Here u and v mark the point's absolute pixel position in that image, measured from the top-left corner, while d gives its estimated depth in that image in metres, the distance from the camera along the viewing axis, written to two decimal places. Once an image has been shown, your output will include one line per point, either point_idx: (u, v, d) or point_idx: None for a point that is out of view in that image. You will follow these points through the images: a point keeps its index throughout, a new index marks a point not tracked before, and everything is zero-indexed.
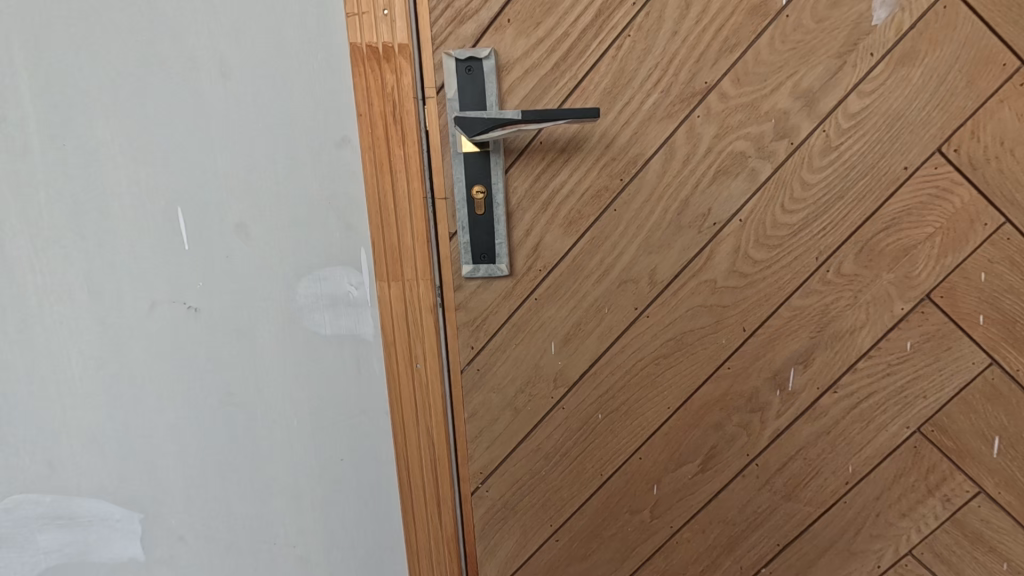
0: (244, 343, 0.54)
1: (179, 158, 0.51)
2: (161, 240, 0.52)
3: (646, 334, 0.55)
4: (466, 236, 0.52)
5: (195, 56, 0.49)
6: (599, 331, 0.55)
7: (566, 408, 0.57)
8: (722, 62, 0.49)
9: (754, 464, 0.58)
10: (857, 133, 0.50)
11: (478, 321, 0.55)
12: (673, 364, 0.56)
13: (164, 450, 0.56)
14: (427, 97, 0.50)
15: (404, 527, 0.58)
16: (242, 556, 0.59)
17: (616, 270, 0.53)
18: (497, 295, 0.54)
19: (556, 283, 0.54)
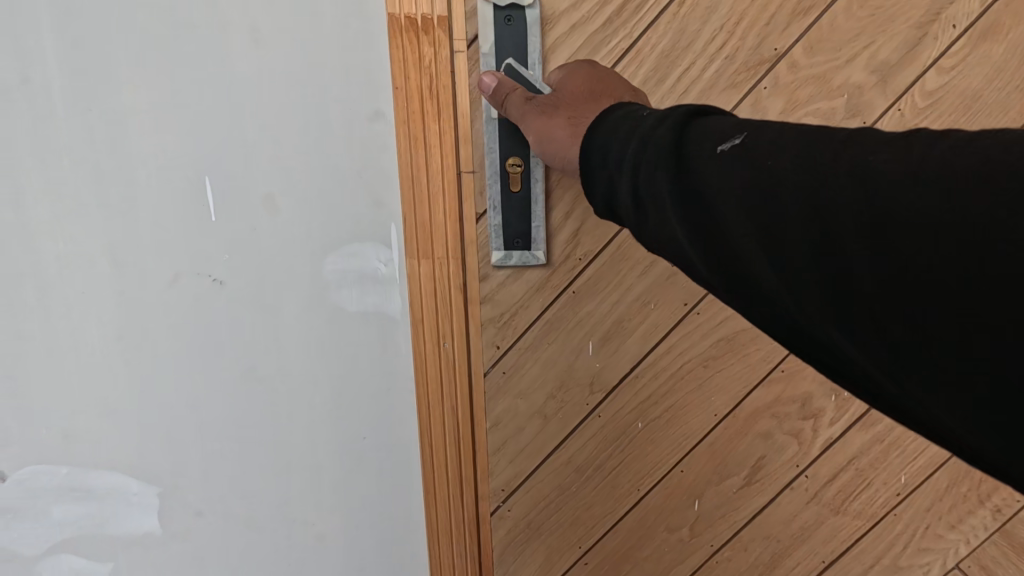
0: (268, 317, 0.53)
1: (205, 125, 0.50)
2: (188, 211, 0.51)
3: (694, 335, 0.58)
4: (496, 216, 0.53)
5: (225, 19, 0.48)
6: (642, 330, 0.58)
7: (603, 415, 0.60)
8: (793, 28, 0.53)
9: (804, 476, 0.62)
10: (929, 113, 0.55)
11: (509, 309, 0.56)
12: (721, 365, 0.59)
13: (182, 423, 0.55)
14: (456, 50, 0.50)
15: (427, 524, 0.58)
16: (261, 535, 0.58)
17: (664, 263, 0.56)
18: (527, 287, 0.56)
19: (594, 278, 0.56)
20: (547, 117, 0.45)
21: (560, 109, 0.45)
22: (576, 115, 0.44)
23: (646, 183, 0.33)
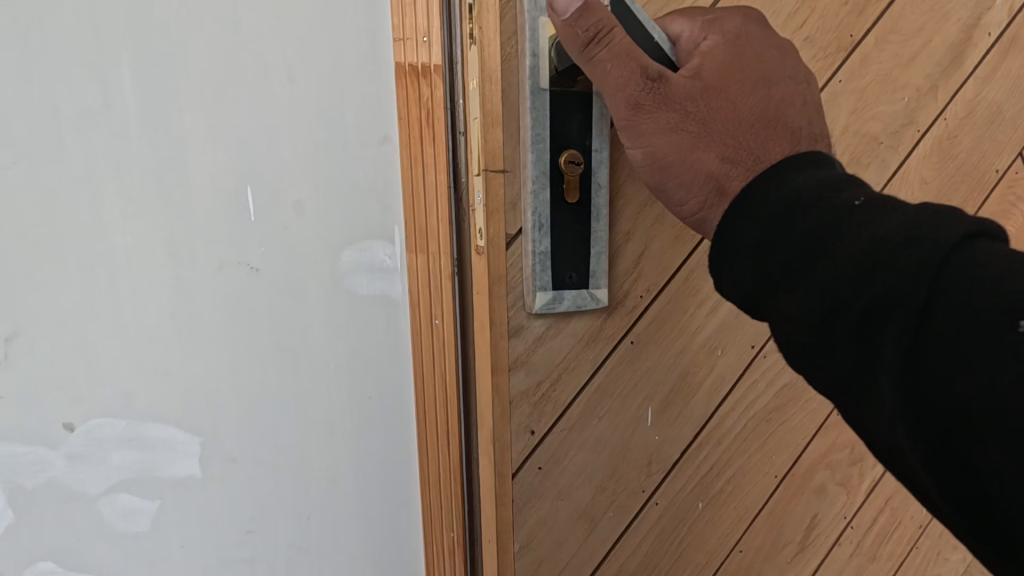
0: (294, 299, 0.67)
1: (249, 145, 0.63)
2: (233, 213, 0.64)
3: (738, 409, 0.77)
4: (540, 242, 0.61)
5: (267, 62, 0.61)
6: (704, 392, 0.74)
7: (659, 501, 0.74)
8: (863, 19, 0.79)
9: (851, 527, 0.91)
10: (968, 117, 0.89)
11: (541, 363, 0.65)
12: (779, 419, 0.80)
13: (220, 385, 0.68)
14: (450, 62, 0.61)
15: (420, 493, 0.74)
16: (282, 477, 0.71)
17: (715, 318, 0.73)
18: (571, 334, 0.66)
19: (646, 333, 0.70)
20: (687, 135, 0.57)
21: (685, 123, 0.56)
22: (722, 139, 0.56)
23: (944, 342, 0.39)
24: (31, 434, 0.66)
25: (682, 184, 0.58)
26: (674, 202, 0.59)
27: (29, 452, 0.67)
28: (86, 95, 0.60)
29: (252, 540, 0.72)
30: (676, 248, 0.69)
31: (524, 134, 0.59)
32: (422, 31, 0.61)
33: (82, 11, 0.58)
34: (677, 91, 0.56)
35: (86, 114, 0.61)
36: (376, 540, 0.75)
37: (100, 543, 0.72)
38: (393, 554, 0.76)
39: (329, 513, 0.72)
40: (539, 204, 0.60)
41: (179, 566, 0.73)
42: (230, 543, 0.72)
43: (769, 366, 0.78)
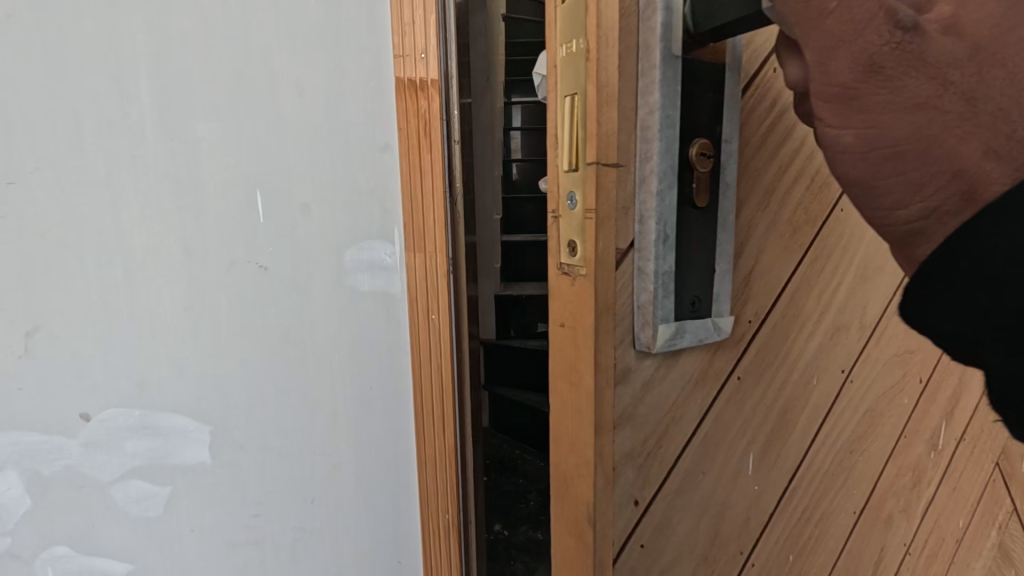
0: (301, 294, 0.72)
1: (261, 150, 0.68)
2: (244, 214, 0.69)
3: (823, 447, 0.83)
4: (664, 264, 0.57)
5: (279, 76, 0.67)
6: (796, 434, 0.79)
7: (755, 559, 0.77)
8: None
9: (910, 553, 1.03)
10: None
11: (649, 395, 0.62)
12: (857, 450, 0.89)
13: (231, 376, 0.73)
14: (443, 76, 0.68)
15: (419, 482, 0.78)
16: (288, 462, 0.75)
17: (805, 362, 0.78)
18: (682, 377, 0.65)
19: (746, 378, 0.71)
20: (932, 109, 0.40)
21: (935, 97, 0.40)
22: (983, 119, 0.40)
23: None
24: (50, 425, 0.70)
25: (907, 183, 0.42)
26: (880, 204, 0.44)
27: (45, 441, 0.71)
28: (107, 107, 0.65)
29: (258, 522, 0.77)
30: (779, 264, 0.72)
31: (652, 122, 0.55)
32: (421, 48, 0.68)
33: (106, 29, 0.63)
34: (933, 51, 0.40)
35: (107, 123, 0.65)
36: (376, 522, 0.79)
37: (115, 528, 0.76)
38: (390, 535, 0.80)
39: (331, 495, 0.77)
40: (663, 207, 0.56)
41: (190, 548, 0.78)
42: (238, 526, 0.77)
43: (853, 390, 0.85)
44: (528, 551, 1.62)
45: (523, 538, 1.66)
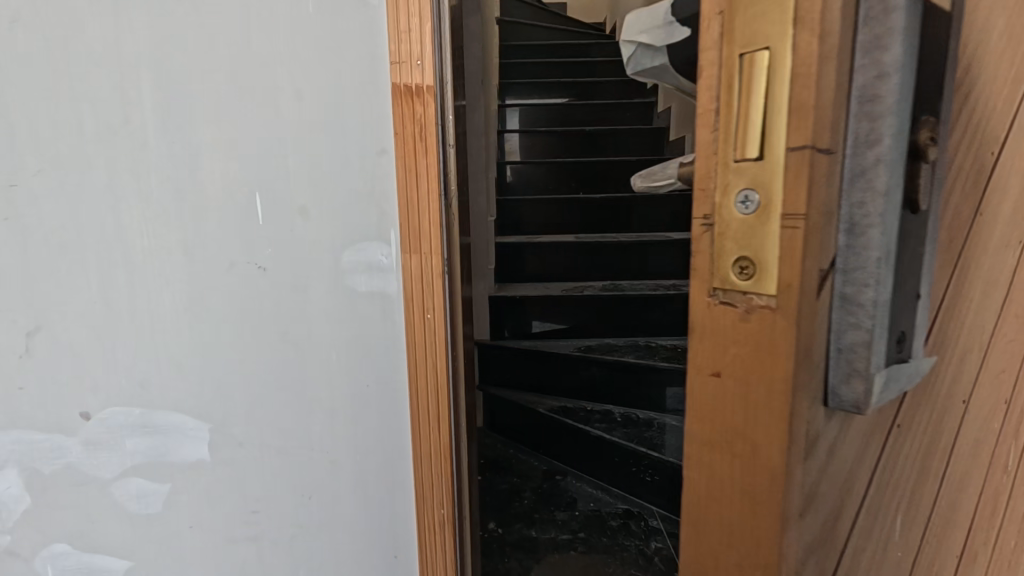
0: (300, 294, 0.73)
1: (261, 154, 0.69)
2: (243, 216, 0.71)
3: (969, 499, 0.60)
4: (885, 284, 0.32)
5: (278, 83, 0.68)
6: (951, 494, 0.55)
7: None
8: None
9: None
10: None
11: (845, 469, 0.37)
12: (991, 497, 0.66)
13: (231, 375, 0.74)
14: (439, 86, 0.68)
15: (415, 486, 0.77)
16: (287, 459, 0.77)
17: (963, 387, 0.52)
18: (860, 436, 0.38)
19: (911, 421, 0.45)
20: None
21: None
22: None
23: None
24: (49, 425, 0.75)
25: None
26: None
27: (46, 440, 0.75)
28: (110, 112, 0.68)
29: (257, 519, 0.79)
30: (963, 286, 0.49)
31: (885, 87, 0.29)
32: (418, 55, 0.67)
33: (109, 37, 0.67)
34: None
35: (109, 127, 0.68)
36: (373, 522, 0.79)
37: (116, 525, 0.78)
38: (387, 537, 0.79)
39: (329, 492, 0.78)
40: (889, 212, 0.31)
41: (189, 545, 0.79)
42: (237, 523, 0.79)
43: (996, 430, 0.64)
44: (523, 548, 1.58)
45: (518, 536, 1.64)
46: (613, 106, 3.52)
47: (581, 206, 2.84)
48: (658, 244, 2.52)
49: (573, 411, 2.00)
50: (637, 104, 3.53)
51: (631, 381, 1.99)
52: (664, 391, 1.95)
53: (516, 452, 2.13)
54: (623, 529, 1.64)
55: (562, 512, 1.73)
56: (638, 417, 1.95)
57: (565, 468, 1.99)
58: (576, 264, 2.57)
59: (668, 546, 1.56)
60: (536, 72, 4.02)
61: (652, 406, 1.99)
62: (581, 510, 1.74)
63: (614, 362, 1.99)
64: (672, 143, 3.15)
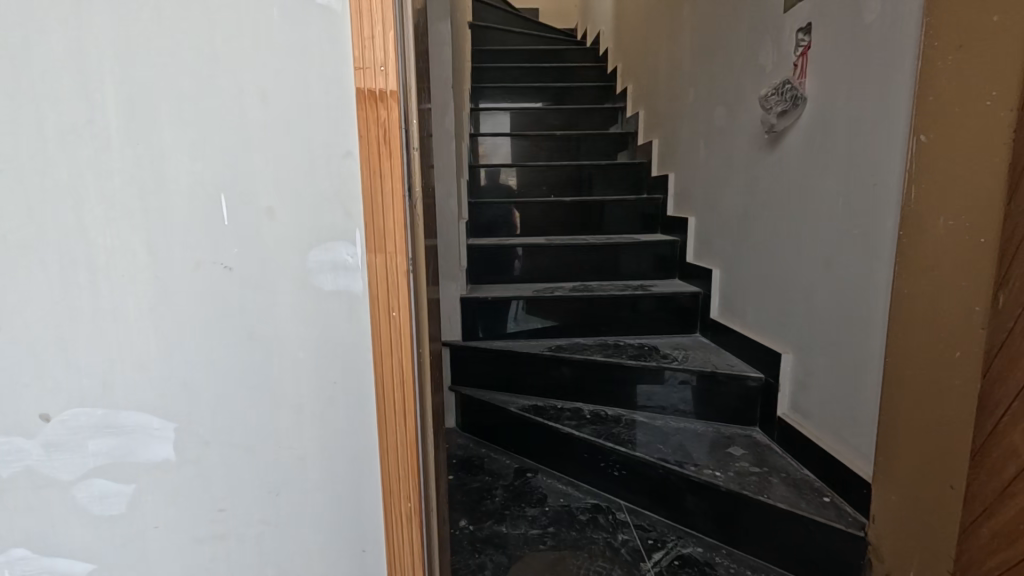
0: (265, 293, 0.74)
1: (225, 158, 0.71)
2: (209, 216, 0.72)
3: None
4: None
5: (243, 86, 0.69)
6: None
7: None
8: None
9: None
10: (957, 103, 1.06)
11: None
12: None
13: (199, 374, 0.75)
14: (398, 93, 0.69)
15: (382, 480, 0.78)
16: (254, 455, 0.78)
17: None
18: None
19: None
20: None
21: None
22: None
23: None
24: (7, 427, 0.74)
25: None
26: None
27: (5, 442, 0.75)
28: (73, 112, 0.69)
29: (224, 517, 0.79)
30: None
31: None
32: (381, 60, 0.68)
33: (69, 38, 0.67)
34: None
35: (70, 127, 0.69)
36: (341, 516, 0.80)
37: (77, 527, 0.78)
38: (354, 531, 0.80)
39: (296, 489, 0.79)
40: None
41: (154, 546, 0.79)
42: (203, 522, 0.79)
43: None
44: (493, 543, 1.60)
45: (488, 532, 1.65)
46: (584, 111, 3.59)
47: (552, 208, 2.89)
48: (626, 245, 2.58)
49: (544, 410, 2.04)
50: (606, 109, 3.60)
51: (601, 379, 2.04)
52: (631, 389, 2.00)
53: (487, 450, 2.16)
54: (591, 523, 1.68)
55: (532, 508, 1.76)
56: (607, 414, 1.99)
57: (535, 466, 2.02)
58: (547, 266, 2.62)
59: (635, 538, 1.61)
60: (510, 78, 4.06)
61: (620, 404, 2.04)
62: (550, 506, 1.77)
63: (584, 361, 2.04)
64: (640, 147, 3.23)
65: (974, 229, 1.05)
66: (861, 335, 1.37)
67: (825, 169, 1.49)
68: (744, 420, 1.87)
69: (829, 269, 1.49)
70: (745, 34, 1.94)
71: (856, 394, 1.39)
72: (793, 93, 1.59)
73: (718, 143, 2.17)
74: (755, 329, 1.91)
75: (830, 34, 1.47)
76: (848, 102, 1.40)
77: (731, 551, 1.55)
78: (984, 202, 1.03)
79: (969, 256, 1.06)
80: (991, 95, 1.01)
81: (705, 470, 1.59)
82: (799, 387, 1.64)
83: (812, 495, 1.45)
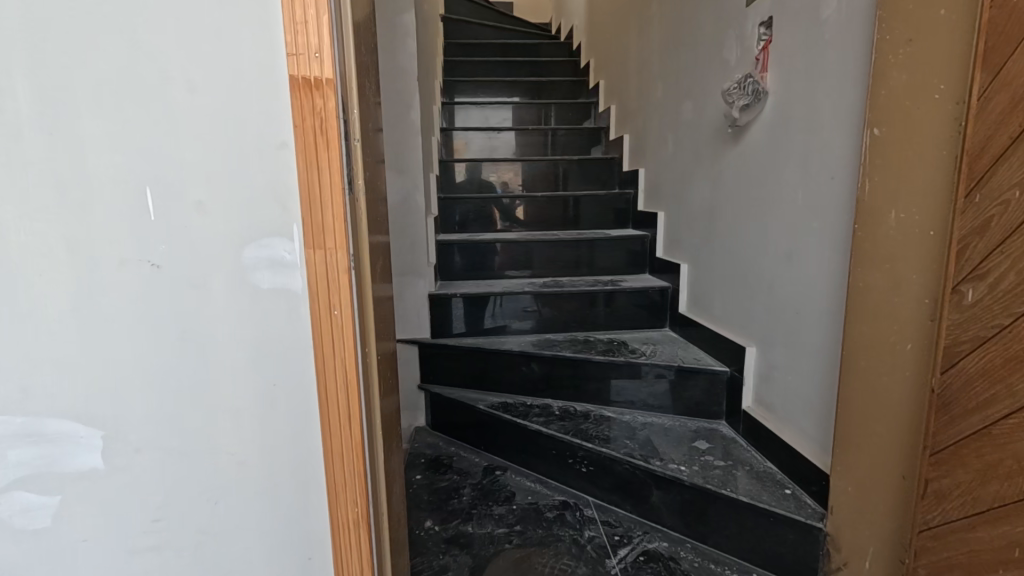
0: (197, 292, 0.70)
1: (149, 150, 0.67)
2: (133, 210, 0.68)
3: None
4: None
5: (166, 73, 0.65)
6: None
7: None
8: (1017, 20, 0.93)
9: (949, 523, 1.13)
10: (907, 97, 1.08)
11: None
12: None
13: (128, 379, 0.71)
14: (332, 82, 0.65)
15: (328, 483, 0.75)
16: (189, 462, 0.74)
17: None
18: None
19: None
20: None
21: None
22: None
23: None
24: None
25: None
26: None
27: None
28: None
29: (158, 527, 0.75)
30: None
31: None
32: (315, 47, 0.64)
33: None
34: None
35: None
36: (283, 522, 0.77)
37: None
38: (298, 538, 0.77)
39: (236, 498, 0.76)
40: None
41: (82, 560, 0.75)
42: (135, 534, 0.75)
43: None
44: (458, 543, 1.58)
45: (454, 532, 1.63)
46: (556, 106, 3.57)
47: (524, 203, 2.87)
48: (597, 240, 2.57)
49: (512, 407, 2.02)
50: (578, 103, 3.58)
51: (570, 374, 2.03)
52: (600, 384, 2.00)
53: (457, 449, 2.13)
54: (558, 520, 1.67)
55: (499, 506, 1.75)
56: (576, 410, 1.99)
57: (505, 463, 2.01)
58: (518, 261, 2.60)
59: (601, 534, 1.61)
60: (482, 73, 4.01)
61: (589, 399, 2.04)
62: (518, 503, 1.76)
63: (553, 357, 2.03)
64: (611, 142, 3.22)
65: (926, 223, 1.10)
66: (820, 328, 1.38)
67: (786, 163, 1.50)
68: (710, 413, 1.88)
69: (790, 263, 1.50)
70: (709, 28, 1.94)
71: (817, 386, 1.40)
72: (755, 86, 1.60)
73: (685, 138, 2.17)
74: (721, 322, 1.92)
75: (790, 29, 1.47)
76: (806, 95, 1.41)
77: (696, 545, 1.56)
78: (937, 197, 1.08)
79: (923, 250, 1.11)
80: (939, 89, 1.05)
81: (670, 465, 1.60)
82: (762, 380, 1.66)
83: (773, 488, 1.47)
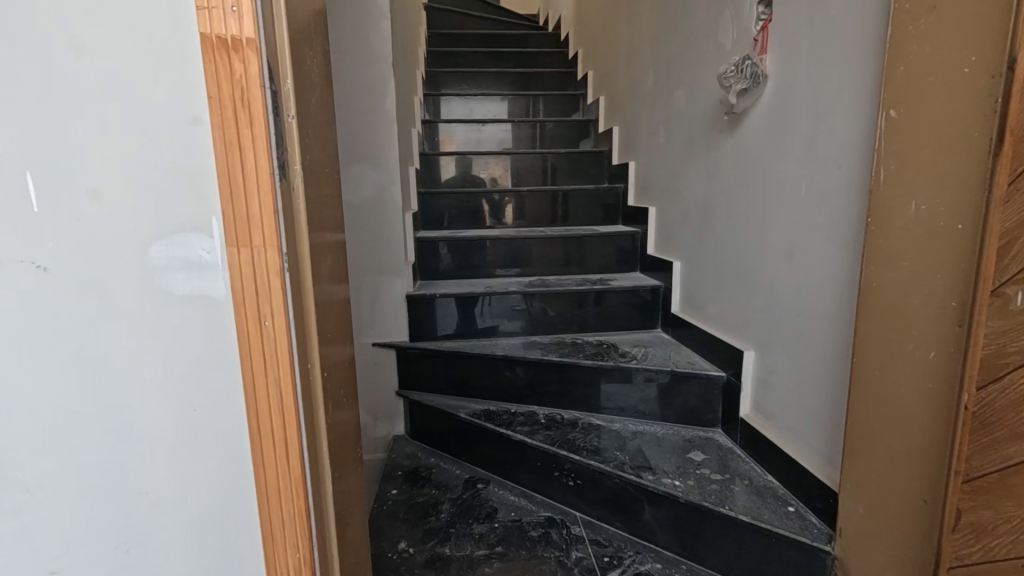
0: (95, 300, 0.58)
1: (29, 127, 0.54)
2: (12, 200, 0.55)
3: None
4: None
5: (47, 31, 0.53)
6: None
7: None
8: None
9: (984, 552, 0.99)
10: (929, 75, 0.98)
11: None
12: None
13: (13, 404, 0.59)
14: (254, 43, 0.53)
15: (262, 525, 0.63)
16: (93, 502, 0.62)
17: None
18: None
19: None
20: None
21: None
22: None
23: None
24: None
25: None
26: None
27: None
28: None
29: None
30: None
31: None
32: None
33: None
34: None
35: None
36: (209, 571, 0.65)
37: None
38: None
39: (152, 543, 0.64)
40: None
41: None
42: None
43: None
44: (434, 567, 1.47)
45: (431, 554, 1.52)
46: (545, 97, 3.45)
47: (512, 200, 2.76)
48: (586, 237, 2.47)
49: (496, 416, 1.91)
50: (567, 95, 3.46)
51: (557, 379, 1.93)
52: (589, 389, 1.89)
53: (438, 459, 2.02)
54: (543, 539, 1.56)
55: (480, 524, 1.64)
56: (563, 418, 1.88)
57: (488, 475, 1.90)
58: (504, 259, 2.48)
59: (589, 555, 1.50)
60: (468, 64, 3.89)
61: (577, 406, 1.93)
62: (500, 521, 1.65)
63: (540, 360, 1.92)
64: (601, 134, 3.11)
65: (952, 214, 0.96)
66: (824, 331, 1.29)
67: (787, 153, 1.40)
68: (705, 421, 1.79)
69: (791, 261, 1.40)
70: (704, 12, 1.83)
71: (821, 393, 1.30)
72: (753, 70, 1.49)
73: (678, 128, 2.07)
74: (716, 323, 1.82)
75: (792, 8, 1.36)
76: (809, 78, 1.31)
77: (691, 566, 1.47)
78: (965, 184, 0.94)
79: (948, 244, 0.97)
80: (969, 61, 0.92)
81: (663, 479, 1.49)
82: (761, 386, 1.56)
83: (774, 505, 1.37)
